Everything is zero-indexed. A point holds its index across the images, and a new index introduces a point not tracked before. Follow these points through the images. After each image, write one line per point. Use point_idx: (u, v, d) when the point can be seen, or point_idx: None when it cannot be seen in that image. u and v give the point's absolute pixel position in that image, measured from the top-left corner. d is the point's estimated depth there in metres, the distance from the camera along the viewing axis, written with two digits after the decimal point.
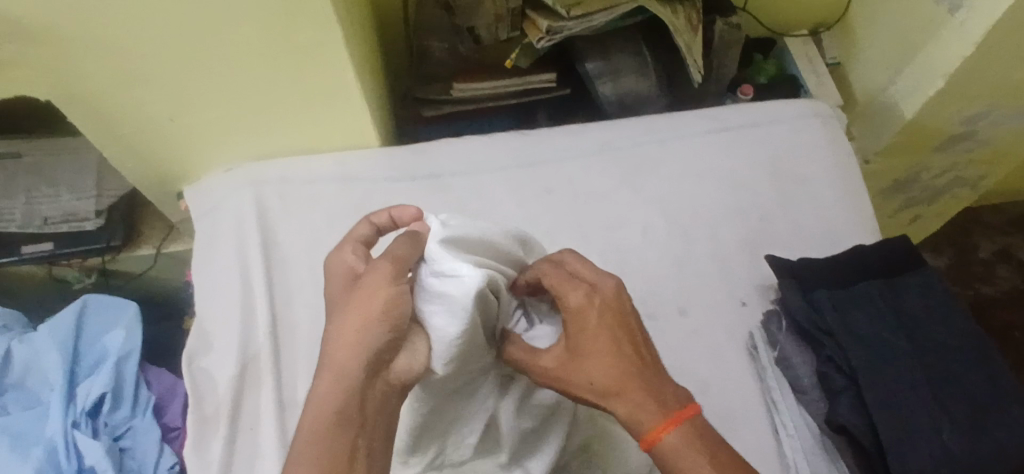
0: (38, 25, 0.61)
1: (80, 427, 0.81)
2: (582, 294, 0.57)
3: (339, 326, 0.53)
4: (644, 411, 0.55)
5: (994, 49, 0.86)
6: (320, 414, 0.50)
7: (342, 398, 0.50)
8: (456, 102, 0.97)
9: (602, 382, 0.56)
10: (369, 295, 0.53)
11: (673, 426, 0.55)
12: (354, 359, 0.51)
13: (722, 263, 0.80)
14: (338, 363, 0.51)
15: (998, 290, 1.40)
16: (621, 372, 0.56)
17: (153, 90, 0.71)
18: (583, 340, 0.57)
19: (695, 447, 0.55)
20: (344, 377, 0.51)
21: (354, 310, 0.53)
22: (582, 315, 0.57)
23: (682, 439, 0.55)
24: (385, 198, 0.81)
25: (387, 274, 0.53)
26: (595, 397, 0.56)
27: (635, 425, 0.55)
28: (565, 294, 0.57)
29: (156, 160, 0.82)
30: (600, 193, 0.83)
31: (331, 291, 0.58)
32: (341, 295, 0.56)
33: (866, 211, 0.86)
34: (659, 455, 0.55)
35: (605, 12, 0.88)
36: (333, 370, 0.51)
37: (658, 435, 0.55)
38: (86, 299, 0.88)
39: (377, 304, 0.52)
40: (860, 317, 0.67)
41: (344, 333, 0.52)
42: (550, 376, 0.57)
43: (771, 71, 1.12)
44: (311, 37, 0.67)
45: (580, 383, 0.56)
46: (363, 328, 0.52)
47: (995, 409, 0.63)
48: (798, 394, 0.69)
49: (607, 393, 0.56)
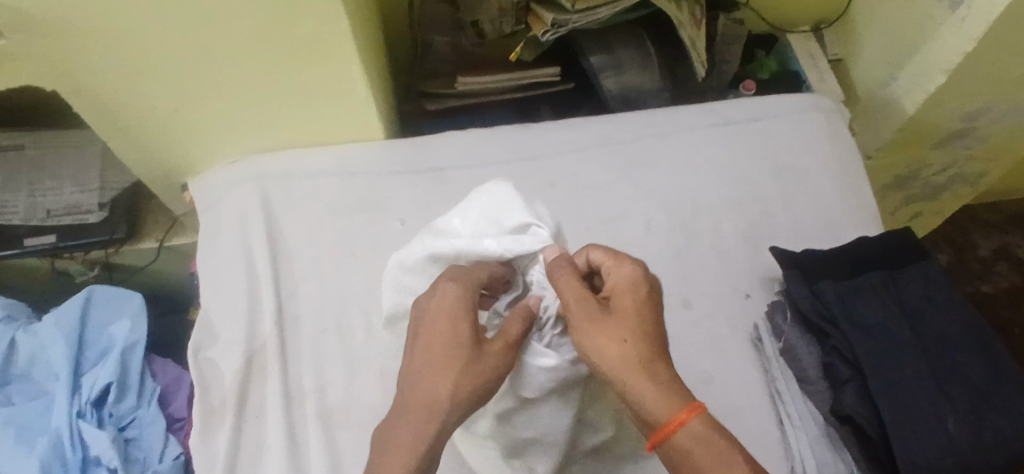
0: (42, 16, 0.61)
1: (85, 418, 0.81)
2: (637, 269, 0.59)
3: (446, 382, 0.53)
4: (669, 396, 0.54)
5: (993, 44, 0.86)
6: (400, 452, 0.52)
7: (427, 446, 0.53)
8: (459, 96, 0.97)
9: (636, 351, 0.55)
10: (483, 370, 0.53)
11: (698, 414, 0.53)
12: (452, 419, 0.53)
13: (725, 255, 0.80)
14: (438, 411, 0.53)
15: (997, 287, 1.40)
16: (653, 351, 0.56)
17: (158, 82, 0.71)
18: (627, 307, 0.57)
19: (717, 440, 0.53)
20: (434, 430, 0.53)
21: (469, 376, 0.53)
22: (634, 285, 0.58)
23: (705, 427, 0.53)
24: (387, 190, 0.81)
25: (503, 360, 0.54)
26: (626, 364, 0.54)
27: (659, 406, 0.53)
28: (619, 268, 0.59)
29: (163, 153, 0.82)
30: (604, 186, 0.84)
31: (438, 322, 0.55)
32: (453, 340, 0.54)
33: (867, 204, 0.86)
34: (678, 440, 0.53)
35: (609, 6, 0.88)
36: (425, 414, 0.53)
37: (684, 417, 0.53)
38: (90, 290, 0.89)
39: (490, 383, 0.54)
40: (864, 308, 0.67)
41: (452, 392, 0.53)
42: (587, 329, 0.56)
43: (772, 67, 1.13)
44: (315, 28, 0.66)
45: (616, 344, 0.55)
46: (472, 397, 0.53)
47: (998, 398, 0.63)
48: (804, 385, 0.70)
49: (639, 364, 0.54)
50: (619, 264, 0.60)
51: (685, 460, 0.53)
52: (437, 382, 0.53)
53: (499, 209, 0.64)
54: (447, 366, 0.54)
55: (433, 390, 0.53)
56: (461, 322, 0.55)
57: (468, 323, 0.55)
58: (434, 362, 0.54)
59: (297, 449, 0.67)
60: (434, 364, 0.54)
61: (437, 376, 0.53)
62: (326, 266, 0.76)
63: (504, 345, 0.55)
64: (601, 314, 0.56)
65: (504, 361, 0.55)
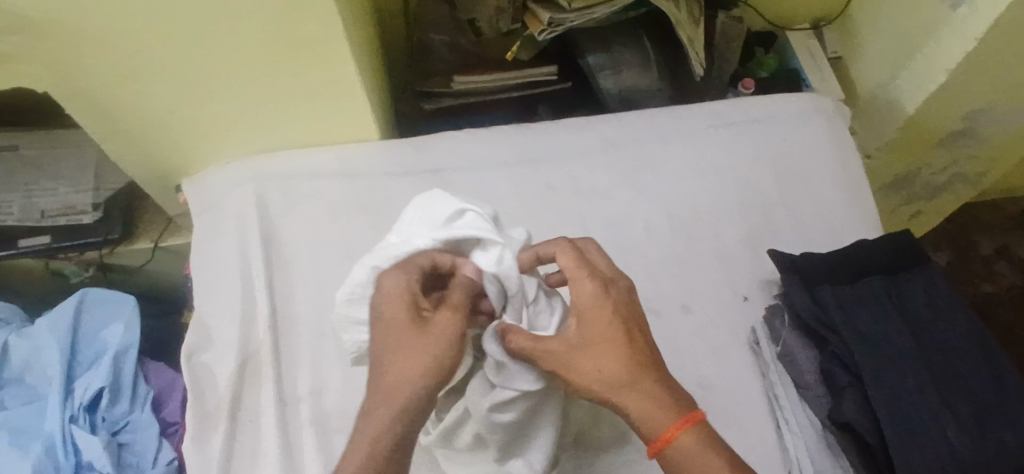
0: (32, 18, 0.61)
1: (78, 423, 0.80)
2: (598, 285, 0.58)
3: (398, 358, 0.52)
4: (659, 411, 0.54)
5: (996, 44, 0.85)
6: (365, 440, 0.50)
7: (396, 429, 0.51)
8: (456, 95, 0.96)
9: (620, 371, 0.55)
10: (435, 340, 0.53)
11: (687, 426, 0.54)
12: (416, 397, 0.51)
13: (723, 258, 0.80)
14: (398, 394, 0.51)
15: (996, 286, 1.40)
16: (640, 366, 0.56)
17: (150, 83, 0.70)
18: (604, 329, 0.57)
19: (709, 451, 0.54)
20: (394, 406, 0.51)
21: (418, 349, 0.52)
22: (601, 304, 0.57)
23: (696, 438, 0.54)
24: (383, 193, 0.80)
25: (455, 325, 0.54)
26: (613, 385, 0.55)
27: (649, 422, 0.54)
28: (580, 282, 0.58)
29: (157, 155, 0.81)
30: (602, 187, 0.83)
31: (385, 311, 0.55)
32: (397, 320, 0.54)
33: (868, 206, 0.86)
34: (669, 455, 0.54)
35: (607, 4, 0.87)
36: (385, 397, 0.51)
37: (672, 433, 0.54)
38: (84, 293, 0.88)
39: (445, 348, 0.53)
40: (864, 313, 0.67)
41: (408, 370, 0.52)
42: (565, 361, 0.55)
43: (772, 66, 1.12)
44: (308, 29, 0.66)
45: (600, 367, 0.55)
46: (429, 370, 0.52)
47: (997, 405, 0.63)
48: (802, 390, 0.70)
49: (626, 383, 0.55)
50: (579, 280, 0.58)
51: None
52: (390, 365, 0.52)
53: (432, 213, 0.62)
54: (399, 341, 0.53)
55: (389, 372, 0.52)
56: (403, 302, 0.55)
57: (410, 302, 0.55)
58: (385, 348, 0.53)
59: (293, 455, 0.66)
60: (386, 351, 0.53)
61: (390, 355, 0.53)
62: (322, 269, 0.76)
63: (450, 310, 0.55)
64: (573, 341, 0.56)
65: (456, 326, 0.54)
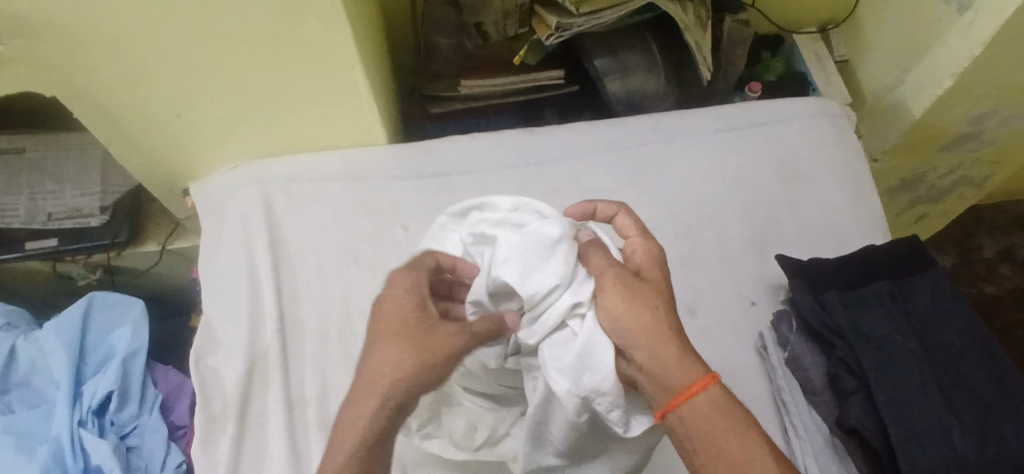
0: (41, 22, 0.61)
1: (86, 426, 0.81)
2: (658, 247, 0.60)
3: (398, 358, 0.55)
4: (688, 362, 0.53)
5: (1002, 48, 0.85)
6: (351, 426, 0.54)
7: (381, 422, 0.54)
8: (463, 99, 0.96)
9: (664, 314, 0.55)
10: (433, 351, 0.55)
11: (717, 383, 0.53)
12: (406, 397, 0.55)
13: (730, 262, 0.80)
14: (386, 389, 0.54)
15: (1002, 289, 1.39)
16: (677, 319, 0.55)
17: (158, 87, 0.70)
18: (656, 279, 0.57)
19: (732, 408, 0.53)
20: (390, 405, 0.54)
21: (414, 352, 0.55)
22: (651, 261, 0.59)
23: (723, 396, 0.53)
24: (389, 195, 0.80)
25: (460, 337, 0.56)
26: (650, 328, 0.53)
27: (684, 368, 0.53)
28: (644, 242, 0.60)
29: (164, 158, 0.81)
30: (608, 191, 0.83)
31: (390, 307, 0.58)
32: (401, 318, 0.57)
33: (875, 210, 0.86)
34: (696, 404, 0.52)
35: (613, 9, 0.87)
36: (380, 393, 0.54)
37: (705, 381, 0.52)
38: (91, 297, 0.88)
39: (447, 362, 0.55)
40: (871, 318, 0.67)
41: (403, 371, 0.54)
42: (614, 293, 0.54)
43: (779, 69, 1.11)
44: (315, 32, 0.66)
45: (641, 307, 0.54)
46: (420, 374, 0.54)
47: (1006, 411, 0.63)
48: (809, 395, 0.69)
49: (663, 329, 0.54)
50: (641, 239, 0.60)
51: (701, 426, 0.52)
52: (384, 357, 0.55)
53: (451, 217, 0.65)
54: (403, 345, 0.55)
55: (381, 363, 0.55)
56: (408, 303, 0.58)
57: (416, 306, 0.58)
58: (380, 337, 0.56)
59: (299, 459, 0.66)
60: (382, 342, 0.56)
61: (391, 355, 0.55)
62: (328, 272, 0.76)
63: (460, 328, 0.56)
64: (629, 278, 0.56)
65: (458, 339, 0.56)
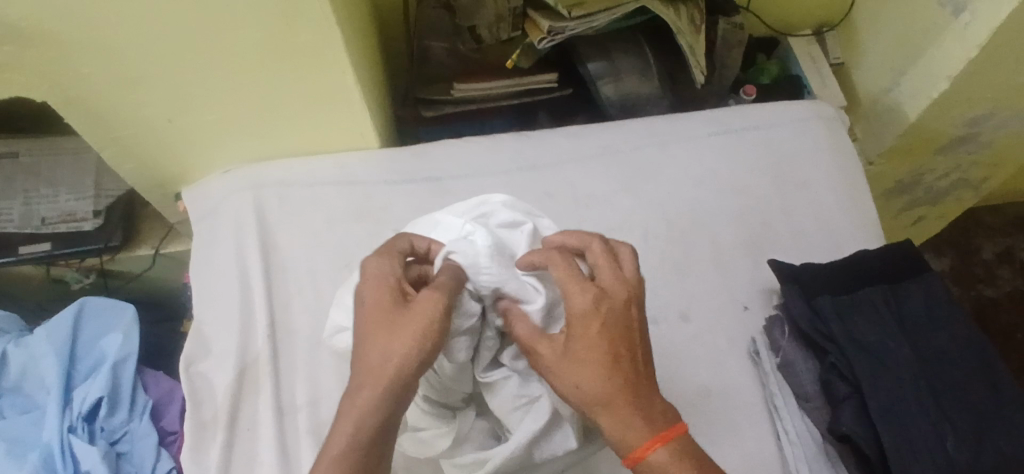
0: (31, 28, 0.61)
1: (76, 433, 0.80)
2: (590, 297, 0.55)
3: (383, 342, 0.53)
4: (640, 426, 0.53)
5: (998, 51, 0.85)
6: (349, 420, 0.52)
7: (382, 408, 0.52)
8: (456, 102, 0.95)
9: (595, 387, 0.54)
10: (416, 321, 0.53)
11: (662, 445, 0.53)
12: (399, 377, 0.52)
13: (724, 267, 0.79)
14: (379, 374, 0.52)
15: (1000, 291, 1.39)
16: (617, 381, 0.54)
17: (150, 92, 0.70)
18: (586, 343, 0.55)
19: (680, 467, 0.53)
20: (383, 390, 0.52)
21: (397, 331, 0.53)
22: (587, 319, 0.55)
23: (669, 457, 0.53)
24: (382, 201, 0.80)
25: (438, 304, 0.54)
26: (598, 398, 0.53)
27: (623, 438, 0.53)
28: (575, 294, 0.55)
29: (156, 163, 0.81)
30: (602, 195, 0.83)
31: (367, 295, 0.56)
32: (379, 302, 0.55)
33: (869, 213, 0.85)
34: (640, 468, 0.54)
35: (606, 12, 0.87)
36: (371, 381, 0.52)
37: (645, 451, 0.53)
38: (83, 301, 0.89)
39: (430, 330, 0.53)
40: (865, 325, 0.67)
41: (389, 353, 0.53)
42: (557, 368, 0.55)
43: (774, 72, 1.10)
44: (307, 37, 0.65)
45: (588, 378, 0.54)
46: (409, 352, 0.52)
47: (999, 418, 0.62)
48: (801, 401, 0.70)
49: (603, 400, 0.53)
50: (572, 289, 0.56)
51: None
52: (372, 345, 0.53)
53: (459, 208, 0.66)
54: (386, 329, 0.54)
55: (369, 351, 0.53)
56: (382, 287, 0.56)
57: (389, 285, 0.56)
58: (364, 326, 0.55)
59: (290, 465, 0.66)
60: (366, 332, 0.54)
61: (376, 342, 0.53)
62: (320, 278, 0.75)
63: (430, 290, 0.54)
64: (554, 354, 0.55)
65: (436, 306, 0.54)
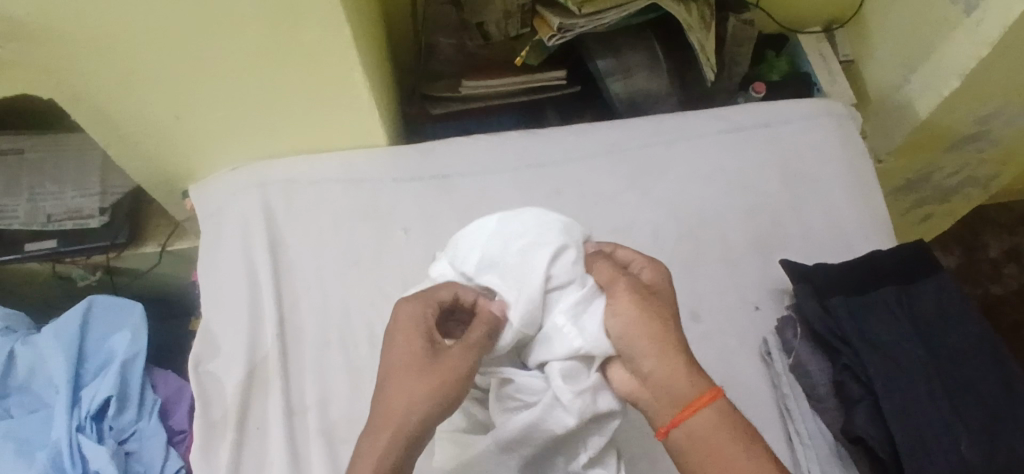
0: (40, 26, 0.60)
1: (85, 432, 0.80)
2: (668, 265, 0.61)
3: (408, 396, 0.52)
4: (698, 374, 0.53)
5: (1010, 49, 0.84)
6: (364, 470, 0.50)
7: (396, 461, 0.51)
8: (464, 100, 0.96)
9: (671, 326, 0.55)
10: (444, 381, 0.52)
11: (723, 396, 0.53)
12: (418, 433, 0.52)
13: (734, 266, 0.79)
14: (400, 429, 0.51)
15: (1008, 289, 1.38)
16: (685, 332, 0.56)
17: (158, 91, 0.70)
18: (663, 293, 0.58)
19: (737, 423, 0.52)
20: (401, 445, 0.51)
21: (421, 385, 0.52)
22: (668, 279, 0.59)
23: (727, 409, 0.53)
24: (390, 198, 0.79)
25: (468, 368, 0.53)
26: (663, 336, 0.54)
27: (689, 380, 0.53)
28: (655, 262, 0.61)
29: (164, 161, 0.81)
30: (611, 194, 0.82)
31: (398, 341, 0.55)
32: (406, 353, 0.54)
33: (880, 212, 0.85)
34: (701, 415, 0.52)
35: (616, 10, 0.86)
36: (390, 434, 0.51)
37: (711, 394, 0.52)
38: (90, 300, 0.88)
39: (456, 394, 0.53)
40: (877, 325, 0.66)
41: (412, 408, 0.52)
42: (628, 303, 0.55)
43: (783, 69, 1.10)
44: (316, 34, 0.65)
45: (652, 319, 0.54)
46: (433, 410, 0.52)
47: (1013, 419, 0.62)
48: (814, 402, 0.69)
49: (676, 339, 0.54)
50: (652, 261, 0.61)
51: (705, 438, 0.52)
52: (393, 395, 0.53)
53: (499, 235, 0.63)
54: (416, 385, 0.52)
55: (394, 399, 0.52)
56: (415, 334, 0.55)
57: (422, 337, 0.55)
58: (393, 376, 0.53)
59: (298, 465, 0.66)
60: (389, 382, 0.53)
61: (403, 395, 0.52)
62: (328, 277, 0.75)
63: (460, 352, 0.54)
64: (637, 288, 0.56)
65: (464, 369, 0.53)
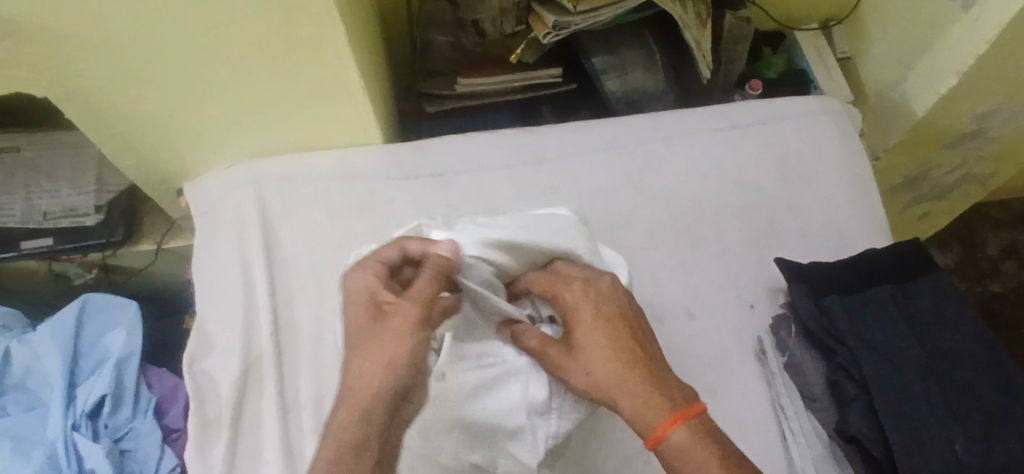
0: (31, 24, 0.60)
1: (81, 431, 0.80)
2: (579, 290, 0.60)
3: (361, 363, 0.53)
4: (651, 407, 0.55)
5: (1007, 47, 0.84)
6: (330, 445, 0.51)
7: (362, 432, 0.51)
8: (459, 98, 0.95)
9: (608, 370, 0.57)
10: (392, 338, 0.53)
11: (681, 422, 0.54)
12: (377, 397, 0.52)
13: (730, 264, 0.79)
14: (358, 399, 0.52)
15: (1005, 286, 1.39)
16: (628, 363, 0.57)
17: (151, 88, 0.69)
18: (588, 333, 0.58)
19: (701, 446, 0.54)
20: (363, 413, 0.52)
21: (374, 349, 0.53)
22: (586, 311, 0.59)
23: (691, 435, 0.54)
24: (385, 195, 0.79)
25: (415, 320, 0.54)
26: (603, 386, 0.56)
27: (642, 417, 0.55)
28: (569, 290, 0.60)
29: (158, 158, 0.81)
30: (607, 191, 0.82)
31: (349, 312, 0.56)
32: (358, 320, 0.56)
33: (876, 209, 0.85)
34: (665, 450, 0.55)
35: (612, 7, 0.86)
36: (350, 405, 0.52)
37: (667, 427, 0.54)
38: (85, 298, 0.88)
39: (405, 349, 0.53)
40: (872, 324, 0.66)
41: (365, 375, 0.53)
42: (559, 369, 0.58)
43: (780, 66, 1.11)
44: (309, 33, 0.65)
45: (586, 368, 0.57)
46: (385, 371, 0.52)
47: (1008, 420, 0.62)
48: (808, 401, 0.69)
49: (618, 380, 0.56)
50: (564, 288, 0.61)
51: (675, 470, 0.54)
52: (354, 364, 0.54)
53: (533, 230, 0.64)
54: (367, 350, 0.53)
55: (350, 372, 0.53)
56: (362, 302, 0.56)
57: (369, 301, 0.56)
58: (351, 348, 0.55)
59: (294, 463, 0.66)
60: (348, 355, 0.55)
61: (356, 364, 0.53)
62: (324, 274, 0.75)
63: (406, 305, 0.55)
64: (560, 351, 0.58)
65: (411, 320, 0.54)
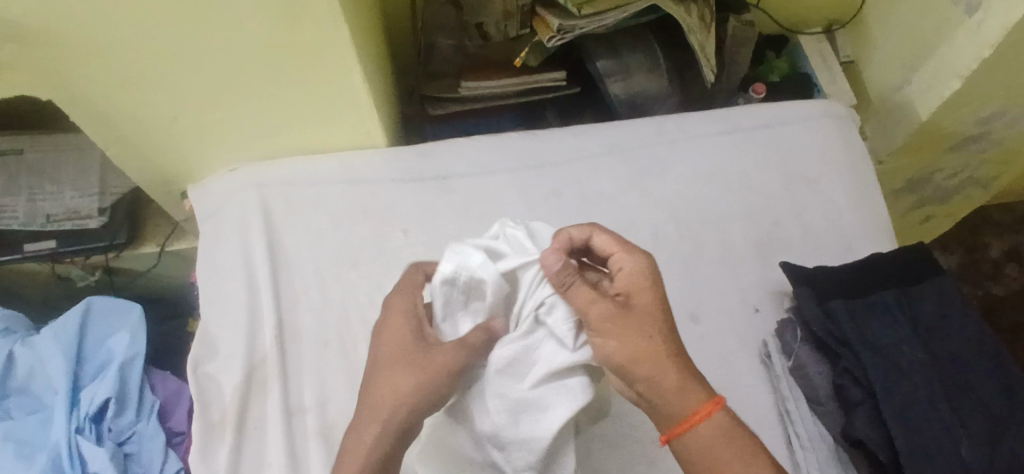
0: (35, 26, 0.60)
1: (84, 433, 0.80)
2: (642, 257, 0.58)
3: (392, 382, 0.57)
4: (692, 391, 0.56)
5: (1011, 51, 0.84)
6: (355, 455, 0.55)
7: (382, 447, 0.56)
8: (463, 102, 0.96)
9: (658, 345, 0.56)
10: (429, 369, 0.56)
11: (719, 409, 0.56)
12: (403, 415, 0.56)
13: (734, 268, 0.79)
14: (383, 414, 0.56)
15: (1008, 289, 1.39)
16: (675, 342, 0.57)
17: (156, 92, 0.69)
18: (645, 302, 0.57)
19: (734, 435, 0.56)
20: (387, 427, 0.56)
21: (410, 373, 0.56)
22: (646, 279, 0.58)
23: (725, 423, 0.56)
24: (389, 199, 0.79)
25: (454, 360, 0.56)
26: (651, 358, 0.55)
27: (683, 399, 0.56)
28: (630, 257, 0.58)
29: (162, 162, 0.81)
30: (611, 195, 0.82)
31: (391, 332, 0.59)
32: (399, 341, 0.59)
33: (880, 212, 0.85)
34: (699, 432, 0.56)
35: (616, 10, 0.86)
36: (376, 418, 0.56)
37: (707, 410, 0.56)
38: (90, 301, 0.89)
39: (438, 382, 0.56)
40: (876, 328, 0.66)
41: (396, 395, 0.56)
42: (612, 332, 0.55)
43: (784, 69, 1.10)
44: (314, 35, 0.65)
45: (640, 337, 0.55)
46: (417, 395, 0.56)
47: (1014, 424, 0.62)
48: (814, 404, 0.69)
49: (666, 356, 0.56)
50: (626, 254, 0.59)
51: (702, 453, 0.56)
52: (381, 378, 0.58)
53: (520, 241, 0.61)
54: (404, 373, 0.57)
55: (381, 388, 0.57)
56: (405, 326, 0.59)
57: (411, 325, 0.59)
58: (387, 366, 0.58)
59: (297, 467, 0.66)
60: (381, 369, 0.58)
61: (388, 381, 0.57)
62: (327, 277, 0.75)
63: (453, 345, 0.57)
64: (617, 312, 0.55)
65: (451, 361, 0.56)
